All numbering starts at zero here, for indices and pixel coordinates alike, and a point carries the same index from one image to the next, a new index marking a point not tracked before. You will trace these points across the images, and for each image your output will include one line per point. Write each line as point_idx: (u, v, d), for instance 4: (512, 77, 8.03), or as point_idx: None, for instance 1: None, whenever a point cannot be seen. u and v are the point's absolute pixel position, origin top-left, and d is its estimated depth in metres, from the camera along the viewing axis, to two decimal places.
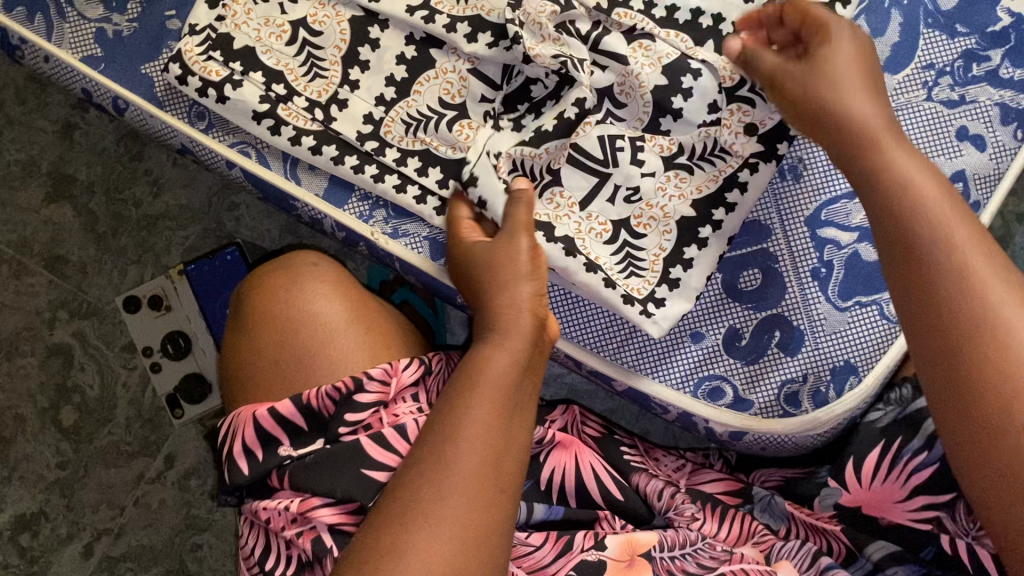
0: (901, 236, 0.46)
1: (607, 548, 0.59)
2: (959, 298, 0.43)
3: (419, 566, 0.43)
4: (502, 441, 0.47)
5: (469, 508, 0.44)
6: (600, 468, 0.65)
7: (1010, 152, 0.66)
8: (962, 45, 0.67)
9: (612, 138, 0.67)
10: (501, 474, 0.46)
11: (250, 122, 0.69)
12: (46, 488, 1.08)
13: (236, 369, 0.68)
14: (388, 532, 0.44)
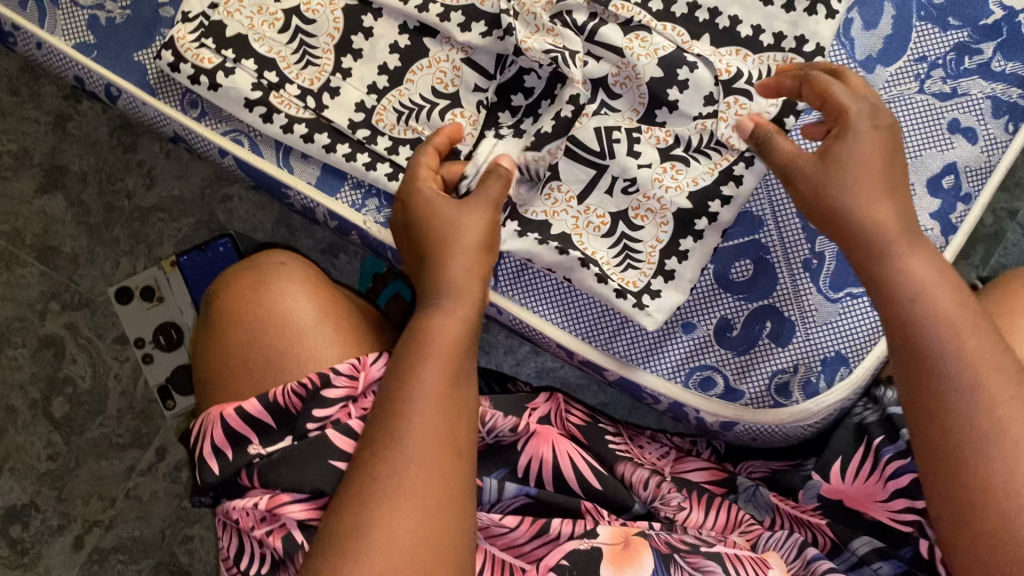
0: (912, 341, 0.49)
1: (599, 535, 0.58)
2: (969, 412, 0.46)
3: (384, 538, 0.46)
4: (451, 408, 0.51)
5: (426, 477, 0.48)
6: (578, 457, 0.65)
7: (1001, 144, 0.67)
8: (954, 38, 0.67)
9: (609, 130, 0.67)
10: (453, 438, 0.50)
11: (242, 110, 0.68)
12: (37, 479, 1.07)
13: (207, 368, 0.68)
14: (352, 508, 0.48)
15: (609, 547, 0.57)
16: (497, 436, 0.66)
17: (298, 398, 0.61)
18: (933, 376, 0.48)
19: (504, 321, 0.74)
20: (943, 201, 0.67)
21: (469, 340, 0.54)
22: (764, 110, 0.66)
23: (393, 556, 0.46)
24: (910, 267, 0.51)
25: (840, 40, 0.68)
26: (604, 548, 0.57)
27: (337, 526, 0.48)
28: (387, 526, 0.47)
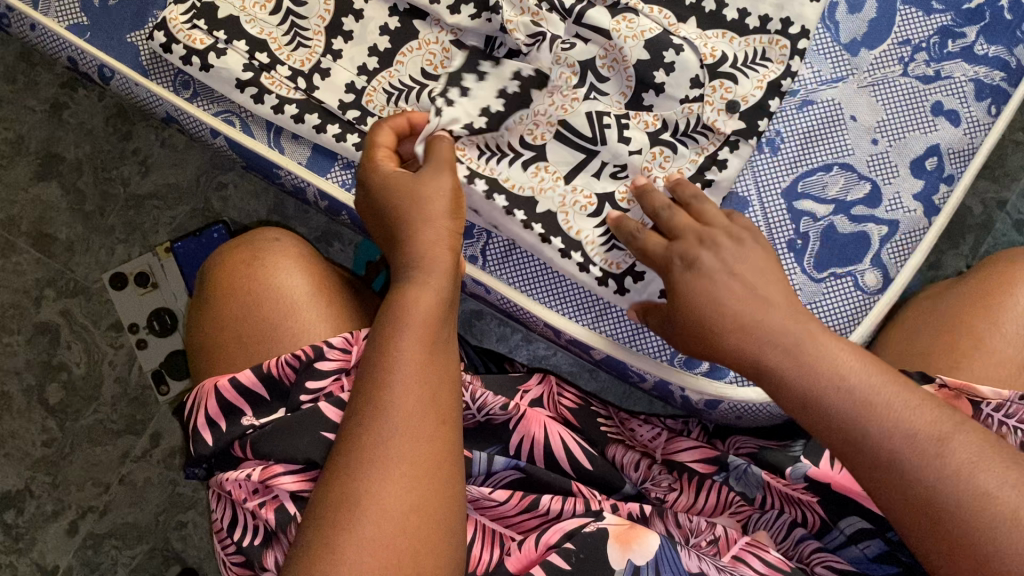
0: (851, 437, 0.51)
1: (606, 518, 0.57)
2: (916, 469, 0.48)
3: (375, 507, 0.47)
4: (433, 379, 0.52)
5: (413, 446, 0.49)
6: (568, 437, 0.66)
7: (983, 127, 0.68)
8: (938, 21, 0.68)
9: (600, 115, 0.68)
10: (436, 408, 0.51)
11: (233, 90, 0.69)
12: (32, 465, 1.07)
13: (202, 342, 0.69)
14: (341, 481, 0.49)
15: (615, 526, 0.56)
16: (488, 414, 0.66)
17: (290, 369, 0.62)
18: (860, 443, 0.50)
19: (491, 300, 0.75)
20: (926, 182, 0.68)
21: (444, 312, 0.55)
22: (750, 93, 0.67)
23: (385, 525, 0.47)
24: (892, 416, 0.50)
25: (825, 23, 0.69)
26: (610, 528, 0.56)
27: (327, 498, 0.48)
28: (378, 496, 0.47)
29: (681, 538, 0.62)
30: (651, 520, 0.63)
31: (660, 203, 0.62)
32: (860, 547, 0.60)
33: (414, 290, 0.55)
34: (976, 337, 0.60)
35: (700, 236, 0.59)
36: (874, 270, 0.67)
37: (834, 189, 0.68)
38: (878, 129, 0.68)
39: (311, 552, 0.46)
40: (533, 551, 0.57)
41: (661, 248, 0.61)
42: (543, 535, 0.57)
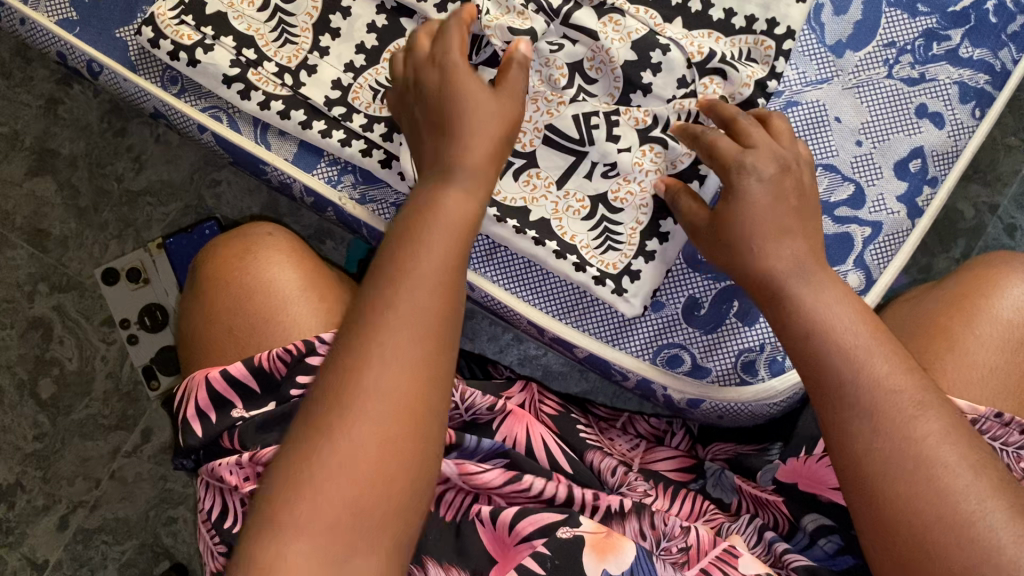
0: (824, 385, 0.50)
1: (581, 524, 0.58)
2: (879, 426, 0.47)
3: (367, 404, 0.45)
4: (434, 321, 0.47)
5: (395, 394, 0.45)
6: (551, 440, 0.67)
7: (968, 129, 0.68)
8: (923, 24, 0.68)
9: (587, 116, 0.68)
10: (430, 353, 0.47)
11: (220, 86, 0.69)
12: (23, 460, 1.08)
13: (192, 336, 0.69)
14: (314, 420, 0.45)
15: (592, 534, 0.57)
16: (474, 415, 0.67)
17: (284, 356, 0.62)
18: (834, 408, 0.49)
19: (476, 300, 0.75)
20: (910, 184, 0.68)
21: (460, 249, 0.51)
22: (738, 90, 0.66)
23: (346, 476, 0.44)
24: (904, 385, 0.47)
25: (810, 24, 0.69)
26: (586, 536, 0.56)
27: (296, 435, 0.46)
28: (347, 443, 0.44)
29: (653, 539, 0.59)
30: (627, 517, 0.60)
31: (739, 112, 0.61)
32: (820, 545, 0.59)
33: (433, 220, 0.51)
34: (954, 337, 0.59)
35: (778, 156, 0.57)
36: (857, 270, 0.67)
37: (818, 190, 0.68)
38: (862, 130, 0.68)
39: (270, 491, 0.44)
40: (506, 535, 0.58)
41: (735, 149, 0.58)
42: (518, 521, 0.58)
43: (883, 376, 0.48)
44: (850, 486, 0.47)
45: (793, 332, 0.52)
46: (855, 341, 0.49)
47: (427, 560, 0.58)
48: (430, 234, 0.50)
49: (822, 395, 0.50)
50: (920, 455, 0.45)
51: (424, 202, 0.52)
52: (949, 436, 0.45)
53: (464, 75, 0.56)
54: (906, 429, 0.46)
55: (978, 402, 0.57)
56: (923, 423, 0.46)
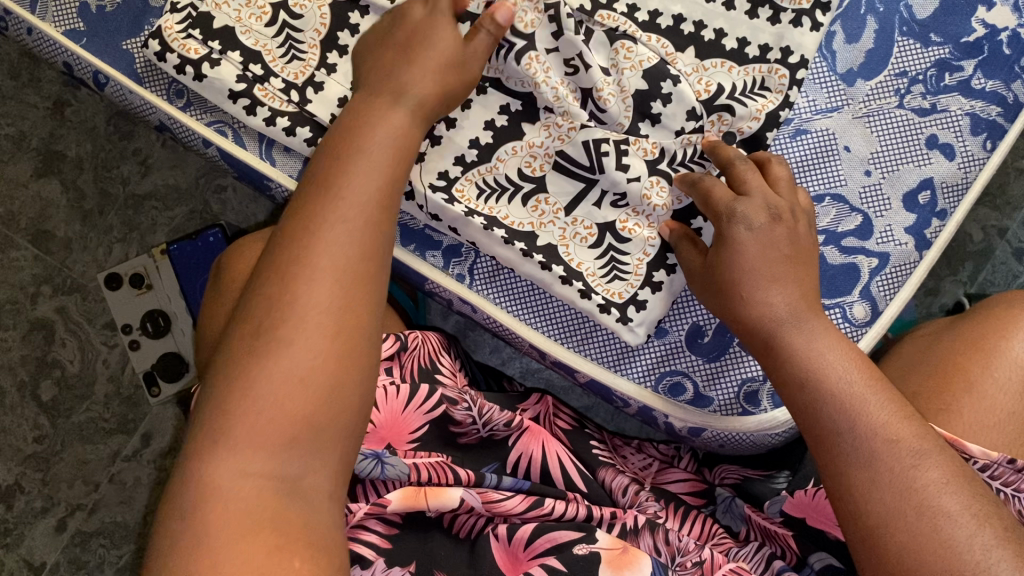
0: (826, 435, 0.50)
1: (598, 541, 0.58)
2: (883, 477, 0.47)
3: (308, 294, 0.46)
4: (367, 233, 0.49)
5: (335, 305, 0.47)
6: (566, 456, 0.66)
7: (978, 161, 0.67)
8: (936, 54, 0.67)
9: (597, 143, 0.67)
10: (367, 260, 0.49)
11: (226, 101, 0.69)
12: (22, 461, 1.08)
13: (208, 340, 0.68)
14: (255, 333, 0.46)
15: (607, 550, 0.57)
16: (491, 430, 0.67)
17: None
18: (837, 458, 0.49)
19: (476, 319, 0.75)
20: (918, 216, 0.67)
21: (393, 169, 0.54)
22: (747, 123, 0.66)
23: (289, 387, 0.44)
24: (899, 434, 0.48)
25: (822, 52, 0.69)
26: (603, 552, 0.56)
27: (233, 352, 0.46)
28: (290, 353, 0.45)
29: (667, 555, 0.60)
30: (641, 533, 0.61)
31: (738, 156, 0.61)
32: None
33: (365, 143, 0.54)
34: (968, 378, 0.59)
35: (769, 206, 0.57)
36: (863, 302, 0.67)
37: (826, 219, 0.67)
38: (872, 160, 0.67)
39: (213, 408, 0.44)
40: (520, 551, 0.58)
41: (728, 198, 0.58)
42: (537, 539, 0.58)
43: (884, 426, 0.48)
44: (855, 540, 0.47)
45: (788, 378, 0.53)
46: (849, 391, 0.50)
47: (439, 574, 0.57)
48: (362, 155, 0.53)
49: (827, 448, 0.49)
50: (924, 504, 0.45)
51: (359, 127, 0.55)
52: (950, 485, 0.45)
53: (427, 26, 0.60)
54: (907, 479, 0.46)
55: (986, 440, 0.56)
56: (923, 472, 0.46)
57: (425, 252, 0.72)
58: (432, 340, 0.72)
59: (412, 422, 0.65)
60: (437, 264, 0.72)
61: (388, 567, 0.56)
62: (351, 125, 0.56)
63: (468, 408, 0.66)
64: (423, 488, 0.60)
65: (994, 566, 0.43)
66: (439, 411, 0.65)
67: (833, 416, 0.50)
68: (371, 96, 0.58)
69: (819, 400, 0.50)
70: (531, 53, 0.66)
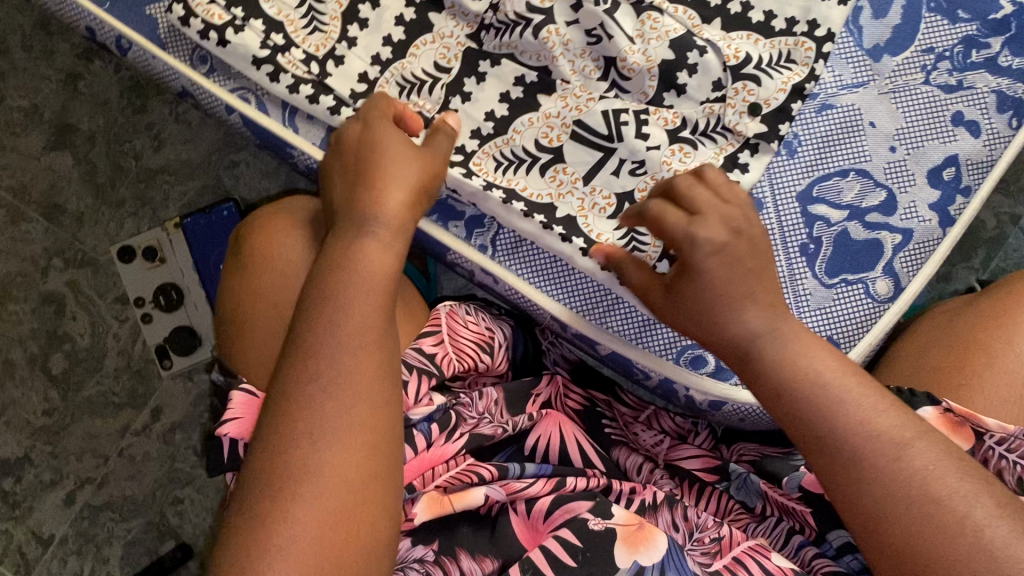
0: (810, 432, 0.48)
1: (612, 515, 0.56)
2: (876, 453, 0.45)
3: (322, 431, 0.47)
4: (364, 385, 0.49)
5: (334, 466, 0.46)
6: (584, 438, 0.67)
7: (1004, 139, 0.66)
8: (962, 31, 0.67)
9: (617, 113, 0.67)
10: (377, 388, 0.50)
11: (250, 67, 0.69)
12: (32, 434, 1.07)
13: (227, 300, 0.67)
14: (255, 502, 0.46)
15: (623, 527, 0.55)
16: (513, 421, 0.67)
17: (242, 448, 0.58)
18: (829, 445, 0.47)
19: (499, 291, 0.74)
20: (943, 192, 0.67)
21: (383, 307, 0.52)
22: (773, 95, 0.66)
23: (298, 555, 0.44)
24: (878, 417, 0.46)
25: (849, 28, 0.69)
26: (618, 528, 0.55)
27: (238, 519, 0.46)
28: (294, 522, 0.45)
29: (685, 531, 0.59)
30: (658, 508, 0.61)
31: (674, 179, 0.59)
32: (846, 560, 0.58)
33: (350, 278, 0.52)
34: (991, 354, 0.59)
35: (729, 221, 0.54)
36: (886, 278, 0.66)
37: (850, 195, 0.67)
38: (897, 136, 0.67)
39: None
40: (539, 523, 0.59)
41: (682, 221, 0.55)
42: (554, 510, 0.58)
43: (875, 412, 0.46)
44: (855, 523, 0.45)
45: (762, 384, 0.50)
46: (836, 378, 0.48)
47: (459, 552, 0.58)
48: (348, 295, 0.51)
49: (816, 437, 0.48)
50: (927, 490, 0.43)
51: (338, 258, 0.53)
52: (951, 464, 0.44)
53: (387, 145, 0.59)
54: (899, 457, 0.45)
55: (995, 413, 0.56)
56: (916, 452, 0.45)
57: (447, 222, 0.72)
58: (465, 350, 0.67)
59: (446, 449, 0.63)
60: (460, 234, 0.72)
61: (412, 545, 0.58)
62: (334, 256, 0.54)
63: (494, 422, 0.65)
64: (448, 493, 0.60)
65: (995, 532, 0.42)
66: (466, 436, 0.64)
67: (803, 402, 0.48)
68: (348, 224, 0.55)
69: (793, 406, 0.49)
70: (550, 27, 0.68)
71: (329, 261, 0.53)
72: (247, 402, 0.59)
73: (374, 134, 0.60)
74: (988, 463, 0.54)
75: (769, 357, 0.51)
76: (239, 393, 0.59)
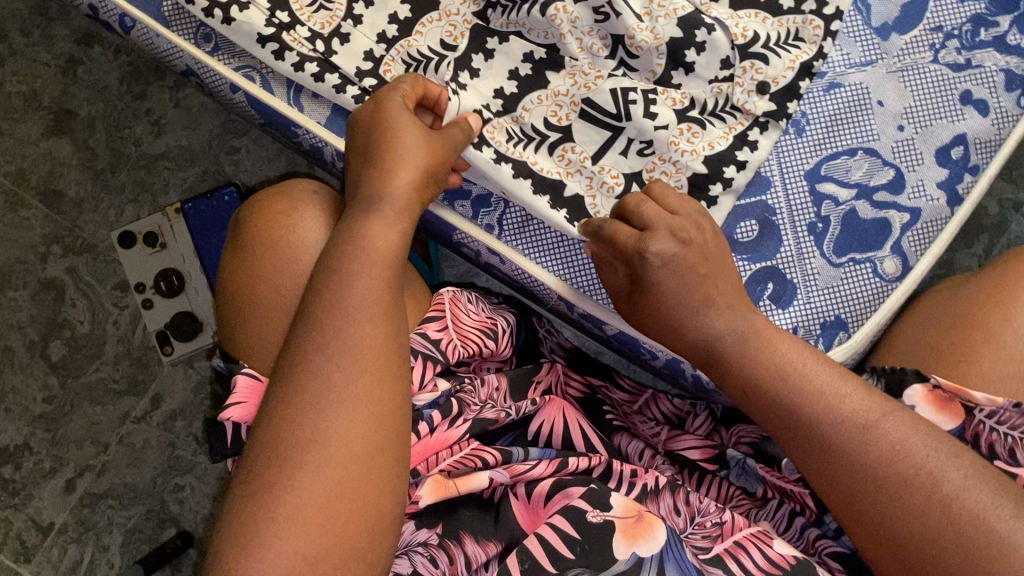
0: (793, 424, 0.52)
1: (611, 506, 0.55)
2: (859, 441, 0.49)
3: (326, 406, 0.47)
4: (370, 357, 0.49)
5: (340, 438, 0.46)
6: (588, 426, 0.66)
7: (1012, 118, 0.66)
8: (971, 9, 0.67)
9: (625, 91, 0.67)
10: (383, 366, 0.49)
11: (255, 45, 0.68)
12: (31, 421, 1.07)
13: (223, 282, 0.65)
14: (256, 479, 0.46)
15: (621, 520, 0.54)
16: (517, 408, 0.65)
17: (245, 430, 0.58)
18: (820, 435, 0.50)
19: (505, 272, 0.74)
20: (951, 171, 0.67)
21: (390, 286, 0.52)
22: (781, 74, 0.67)
23: (299, 528, 0.44)
24: (857, 407, 0.50)
25: (857, 6, 0.68)
26: (616, 521, 0.54)
27: (238, 494, 0.46)
28: (295, 495, 0.45)
29: (686, 516, 0.59)
30: (661, 494, 0.60)
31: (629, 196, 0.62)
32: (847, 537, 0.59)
33: (355, 256, 0.52)
34: (989, 328, 0.58)
35: (675, 233, 0.58)
36: (894, 257, 0.66)
37: (857, 174, 0.67)
38: (905, 115, 0.67)
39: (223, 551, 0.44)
40: (541, 507, 0.58)
41: (633, 239, 0.59)
42: (554, 494, 0.58)
43: (839, 399, 0.51)
44: (845, 511, 0.49)
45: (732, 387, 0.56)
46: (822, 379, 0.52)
47: (464, 536, 0.57)
48: (353, 272, 0.52)
49: (805, 429, 0.51)
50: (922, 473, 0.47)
51: (347, 240, 0.54)
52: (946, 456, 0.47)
53: (399, 122, 0.58)
54: (891, 441, 0.49)
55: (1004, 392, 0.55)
56: (900, 433, 0.49)
57: (453, 202, 0.72)
58: (469, 336, 0.65)
59: (450, 435, 0.61)
60: (466, 214, 0.72)
61: (416, 528, 0.57)
62: (343, 239, 0.54)
63: (498, 409, 0.64)
64: (452, 477, 0.59)
65: (965, 502, 0.46)
66: (471, 421, 0.62)
67: (771, 386, 0.53)
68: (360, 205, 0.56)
69: (773, 407, 0.53)
70: (557, 4, 0.67)
71: (336, 243, 0.54)
72: (251, 386, 0.58)
73: (381, 113, 0.59)
74: (979, 437, 0.54)
75: (746, 354, 0.55)
76: (243, 377, 0.58)
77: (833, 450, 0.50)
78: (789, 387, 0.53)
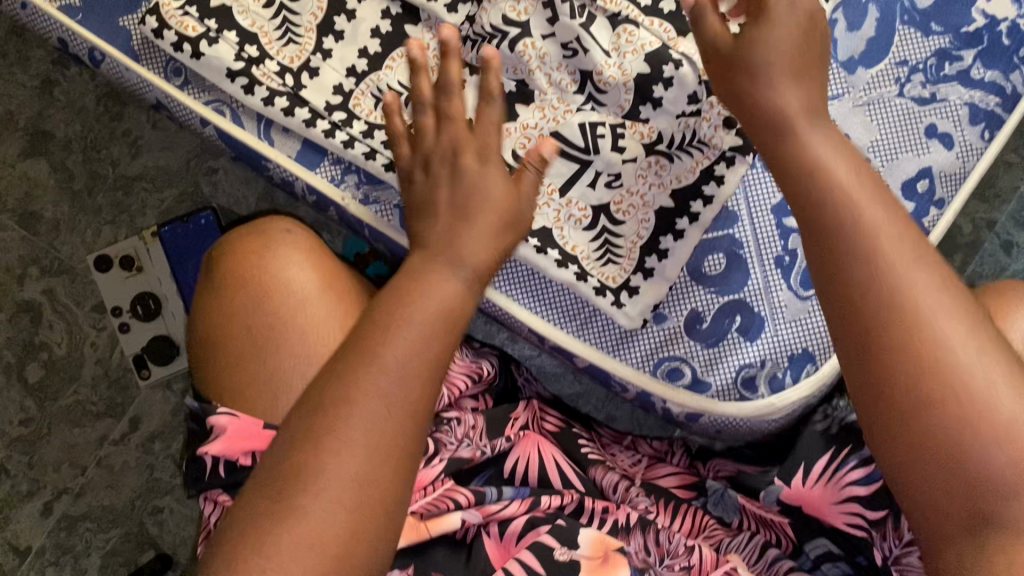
0: (892, 335, 0.43)
1: (579, 546, 0.57)
2: (958, 364, 0.41)
3: (368, 418, 0.43)
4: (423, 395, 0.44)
5: (375, 458, 0.43)
6: (564, 462, 0.66)
7: (976, 151, 0.67)
8: (936, 44, 0.68)
9: (594, 126, 0.68)
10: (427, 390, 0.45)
11: (224, 80, 0.69)
12: (8, 444, 1.06)
13: (195, 320, 0.65)
14: (275, 497, 0.42)
15: (588, 560, 0.56)
16: (493, 445, 0.66)
17: (224, 466, 0.58)
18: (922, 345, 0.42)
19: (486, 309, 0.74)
20: (917, 204, 0.67)
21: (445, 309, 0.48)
22: None
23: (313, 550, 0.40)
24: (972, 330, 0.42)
25: None
26: (583, 561, 0.56)
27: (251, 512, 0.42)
28: (316, 516, 0.41)
29: (656, 556, 0.59)
30: (632, 531, 0.60)
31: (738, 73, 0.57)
32: (824, 570, 0.60)
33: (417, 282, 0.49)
34: None
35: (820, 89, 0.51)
36: None
37: None
38: (872, 149, 0.67)
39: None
40: (512, 545, 0.59)
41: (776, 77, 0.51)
42: (527, 533, 0.58)
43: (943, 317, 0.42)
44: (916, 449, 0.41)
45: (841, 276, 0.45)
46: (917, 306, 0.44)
47: None
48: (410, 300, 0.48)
49: (909, 343, 0.42)
50: None
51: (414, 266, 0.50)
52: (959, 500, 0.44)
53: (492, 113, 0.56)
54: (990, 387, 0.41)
55: None
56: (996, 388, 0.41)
57: None
58: (456, 380, 0.68)
59: (426, 473, 0.61)
60: None
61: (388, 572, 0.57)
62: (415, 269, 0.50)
63: (475, 447, 0.65)
64: (424, 518, 0.59)
65: None
66: (445, 462, 0.62)
67: (873, 282, 0.44)
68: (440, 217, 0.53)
69: (878, 298, 0.43)
70: (526, 40, 0.68)
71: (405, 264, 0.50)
72: (231, 423, 0.58)
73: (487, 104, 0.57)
74: None
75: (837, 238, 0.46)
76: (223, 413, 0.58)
77: (926, 369, 0.42)
78: (885, 284, 0.43)
